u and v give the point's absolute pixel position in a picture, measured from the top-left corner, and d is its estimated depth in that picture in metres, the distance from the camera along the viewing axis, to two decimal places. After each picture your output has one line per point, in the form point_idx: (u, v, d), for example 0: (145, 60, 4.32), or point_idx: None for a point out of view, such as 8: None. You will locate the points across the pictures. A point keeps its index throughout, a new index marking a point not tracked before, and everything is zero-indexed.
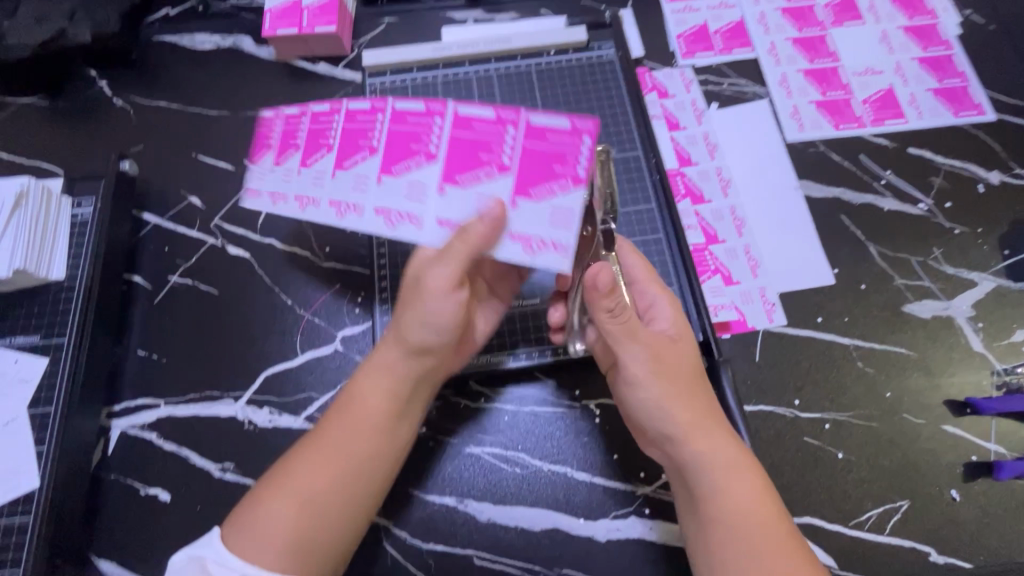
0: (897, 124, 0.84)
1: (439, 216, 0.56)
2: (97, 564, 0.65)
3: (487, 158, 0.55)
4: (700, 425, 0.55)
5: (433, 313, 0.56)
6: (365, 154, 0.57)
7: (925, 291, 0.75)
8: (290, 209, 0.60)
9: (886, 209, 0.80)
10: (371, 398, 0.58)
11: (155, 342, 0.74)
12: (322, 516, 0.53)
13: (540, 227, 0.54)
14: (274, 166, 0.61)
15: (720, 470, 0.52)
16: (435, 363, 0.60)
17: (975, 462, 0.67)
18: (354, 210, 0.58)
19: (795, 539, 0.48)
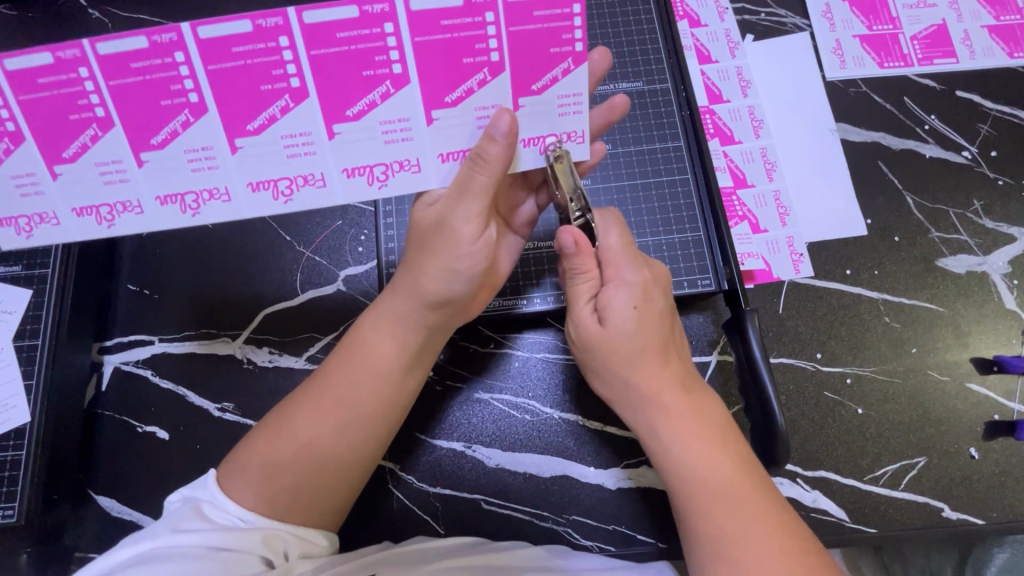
0: (947, 64, 0.78)
1: (438, 148, 0.49)
2: (96, 500, 0.63)
3: (473, 61, 0.45)
4: (637, 402, 0.51)
5: (461, 259, 0.52)
6: (280, 100, 0.45)
7: (961, 245, 0.71)
8: (132, 217, 0.48)
9: (927, 157, 0.74)
10: (387, 347, 0.54)
11: (147, 277, 0.70)
12: (328, 474, 0.51)
13: (548, 124, 0.50)
14: (68, 163, 0.45)
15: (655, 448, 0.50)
16: (455, 313, 0.56)
17: (996, 421, 0.65)
18: (307, 144, 0.47)
19: (752, 497, 0.45)
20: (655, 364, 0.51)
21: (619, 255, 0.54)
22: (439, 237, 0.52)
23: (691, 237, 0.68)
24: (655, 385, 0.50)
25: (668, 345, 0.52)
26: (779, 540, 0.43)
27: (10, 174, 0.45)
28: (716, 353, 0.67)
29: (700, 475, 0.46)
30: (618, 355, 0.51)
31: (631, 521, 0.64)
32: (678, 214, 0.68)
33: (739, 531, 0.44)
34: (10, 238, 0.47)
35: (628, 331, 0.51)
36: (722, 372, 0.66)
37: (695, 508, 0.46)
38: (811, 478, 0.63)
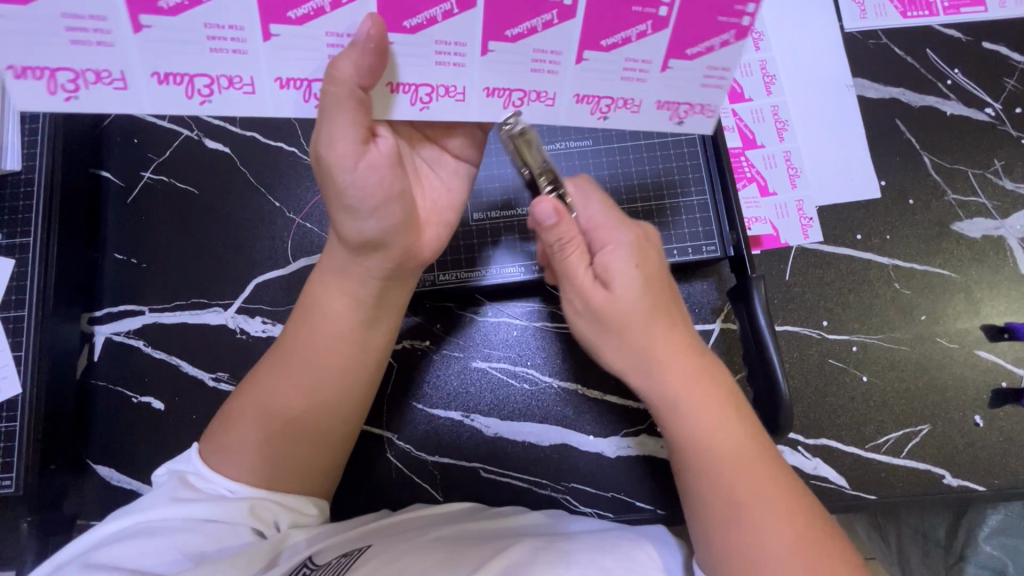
0: (974, 12, 0.72)
1: (578, 90, 0.44)
2: (95, 469, 0.63)
3: (640, 10, 0.40)
4: (650, 369, 0.48)
5: (349, 191, 0.42)
6: (444, 3, 0.38)
7: (978, 208, 0.68)
8: (236, 95, 0.40)
9: (947, 114, 0.70)
10: (336, 302, 0.51)
11: (135, 245, 0.68)
12: (291, 439, 0.50)
13: (689, 90, 0.44)
14: (163, 17, 0.36)
15: (690, 407, 0.46)
16: (396, 258, 0.49)
17: (1004, 388, 0.64)
18: (458, 57, 0.40)
19: (762, 464, 0.45)
20: (666, 327, 0.48)
21: (606, 216, 0.50)
22: (324, 179, 0.43)
23: (696, 201, 0.65)
24: (665, 348, 0.48)
25: (671, 308, 0.50)
26: (790, 506, 0.43)
27: (68, 14, 0.35)
28: (720, 321, 0.65)
29: (717, 441, 0.45)
30: (630, 319, 0.48)
31: (631, 488, 0.64)
32: (682, 177, 0.65)
33: (753, 497, 0.43)
34: (44, 98, 0.37)
35: (634, 294, 0.48)
36: (726, 340, 0.65)
37: (711, 476, 0.44)
38: (812, 446, 0.63)
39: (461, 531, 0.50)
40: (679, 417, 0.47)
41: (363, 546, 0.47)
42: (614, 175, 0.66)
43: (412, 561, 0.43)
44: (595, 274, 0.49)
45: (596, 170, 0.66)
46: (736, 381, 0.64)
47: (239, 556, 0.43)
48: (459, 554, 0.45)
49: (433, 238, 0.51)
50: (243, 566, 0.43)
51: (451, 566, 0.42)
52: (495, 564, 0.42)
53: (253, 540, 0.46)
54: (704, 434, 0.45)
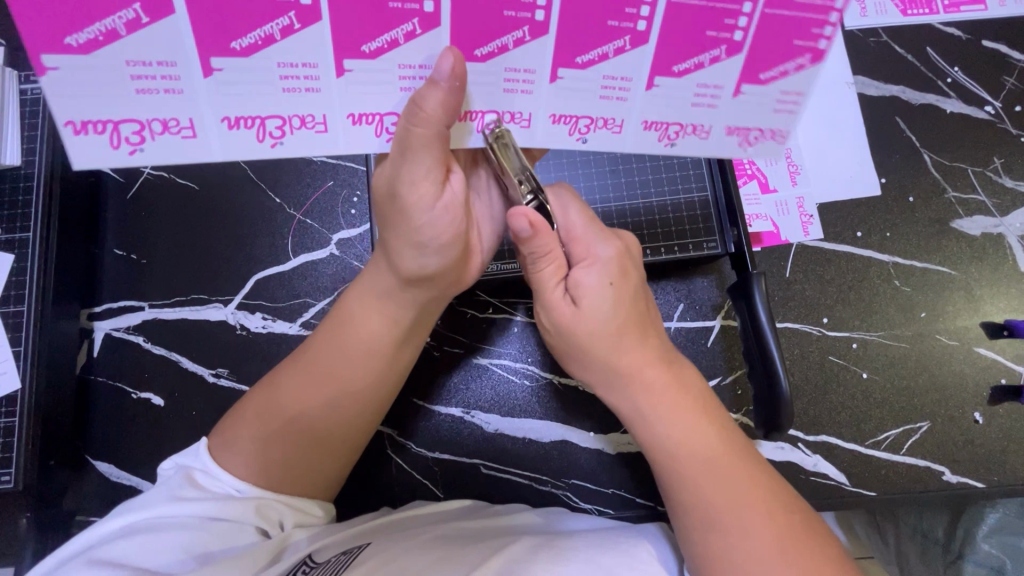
0: (974, 11, 0.72)
1: (648, 117, 0.41)
2: (94, 466, 0.63)
3: (715, 34, 0.37)
4: (624, 382, 0.48)
5: (423, 228, 0.44)
6: (517, 30, 0.36)
7: (978, 206, 0.68)
8: (310, 135, 0.38)
9: (947, 112, 0.70)
10: (375, 322, 0.51)
11: (134, 241, 0.68)
12: (331, 456, 0.52)
13: (761, 115, 0.42)
14: (235, 58, 0.33)
15: (665, 419, 0.46)
16: (442, 288, 0.51)
17: (1003, 385, 0.64)
18: (527, 83, 0.38)
19: (740, 473, 0.44)
20: (639, 341, 0.48)
21: (582, 228, 0.49)
22: (393, 210, 0.44)
23: (697, 197, 0.65)
24: (638, 362, 0.47)
25: (645, 321, 0.49)
26: (770, 512, 0.43)
27: (133, 59, 0.32)
28: (720, 318, 0.66)
29: (694, 452, 0.45)
30: (600, 336, 0.47)
31: (631, 485, 0.63)
32: (684, 173, 0.65)
33: (726, 508, 0.43)
34: (110, 151, 0.35)
35: (606, 310, 0.47)
36: (725, 337, 0.65)
37: (683, 486, 0.45)
38: (813, 443, 0.63)
39: (461, 529, 0.50)
40: (652, 430, 0.47)
41: (363, 544, 0.47)
42: (615, 172, 0.66)
43: (412, 559, 0.43)
44: (569, 289, 0.48)
45: (597, 167, 0.66)
46: (736, 378, 0.64)
47: (243, 555, 0.43)
48: (460, 552, 0.45)
49: (476, 266, 0.52)
50: (247, 565, 0.43)
51: (449, 566, 0.42)
52: (496, 561, 0.42)
53: (256, 540, 0.46)
54: (678, 446, 0.45)
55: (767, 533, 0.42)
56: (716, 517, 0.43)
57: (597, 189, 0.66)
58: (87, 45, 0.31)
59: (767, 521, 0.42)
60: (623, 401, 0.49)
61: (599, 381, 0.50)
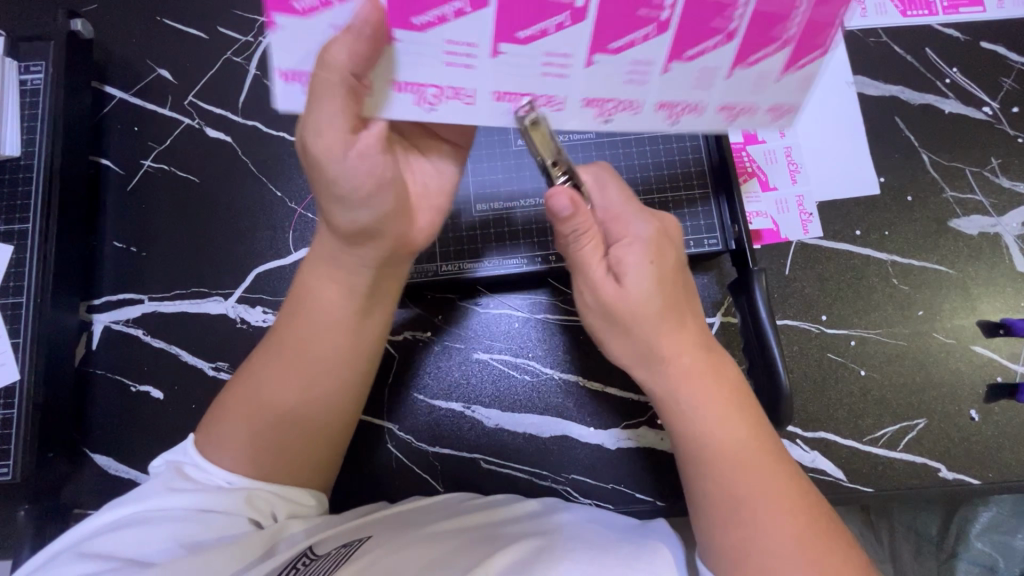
0: (973, 13, 0.73)
1: (727, 103, 0.43)
2: (93, 459, 0.63)
3: (780, 31, 0.38)
4: (657, 363, 0.48)
5: (341, 181, 0.40)
6: (645, 28, 0.37)
7: (975, 206, 0.69)
8: (458, 105, 0.41)
9: (946, 113, 0.71)
10: (327, 289, 0.50)
11: (134, 233, 0.68)
12: (294, 441, 0.50)
13: (793, 93, 0.44)
14: (413, 32, 0.35)
15: (699, 402, 0.47)
16: (389, 245, 0.48)
17: (999, 383, 0.65)
18: (643, 76, 0.40)
19: (767, 459, 0.45)
20: (677, 322, 0.48)
21: (624, 210, 0.50)
22: (311, 168, 0.41)
23: (698, 194, 0.65)
24: (677, 341, 0.48)
25: (684, 304, 0.50)
26: (792, 504, 0.43)
27: (335, 25, 0.35)
28: (720, 314, 0.66)
29: (723, 439, 0.45)
30: (641, 316, 0.47)
31: (630, 480, 0.64)
32: (685, 170, 0.65)
33: (760, 498, 0.43)
34: (299, 96, 0.39)
35: (648, 291, 0.47)
36: (725, 334, 0.66)
37: (718, 471, 0.45)
38: (810, 439, 0.64)
39: (462, 524, 0.50)
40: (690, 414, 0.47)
41: (365, 537, 0.47)
42: (616, 169, 0.66)
43: (414, 553, 0.43)
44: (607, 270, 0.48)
45: (598, 163, 0.66)
46: None
47: (235, 544, 0.43)
48: (462, 548, 0.45)
49: (426, 225, 0.50)
50: (239, 555, 0.42)
51: (444, 562, 0.42)
52: (499, 558, 0.42)
53: (248, 529, 0.46)
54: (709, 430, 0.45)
55: (789, 527, 0.42)
56: (744, 506, 0.43)
57: None
58: (301, 9, 0.34)
59: (790, 518, 0.42)
60: (656, 381, 0.49)
61: (633, 361, 0.50)
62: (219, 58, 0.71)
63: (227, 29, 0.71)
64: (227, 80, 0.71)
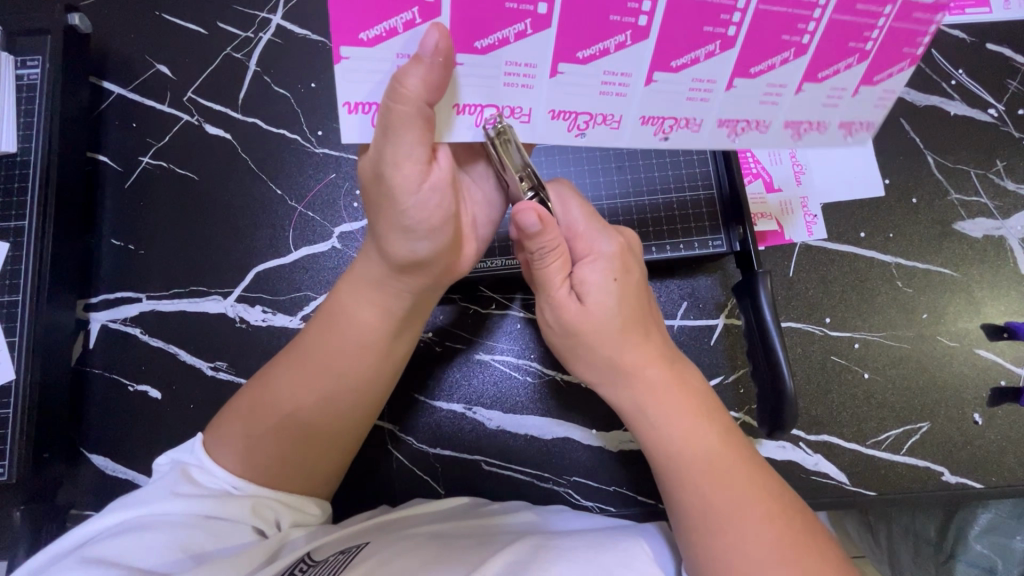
0: (979, 14, 0.73)
1: (793, 118, 0.44)
2: (90, 459, 0.62)
3: (853, 45, 0.40)
4: (623, 379, 0.48)
5: (409, 212, 0.42)
6: (710, 44, 0.39)
7: (980, 208, 0.68)
8: (516, 124, 0.41)
9: (951, 115, 0.71)
10: (364, 309, 0.50)
11: (133, 231, 0.67)
12: (327, 452, 0.51)
13: (864, 110, 0.44)
14: (477, 56, 0.37)
15: (668, 417, 0.46)
16: (435, 275, 0.49)
17: (1003, 386, 0.64)
18: (707, 92, 0.41)
19: (741, 469, 0.44)
20: (637, 337, 0.48)
21: (586, 226, 0.50)
22: (378, 190, 0.42)
23: (703, 194, 0.64)
24: (636, 358, 0.48)
25: (646, 319, 0.50)
26: (768, 511, 0.42)
27: (401, 53, 0.36)
28: (724, 317, 0.65)
29: (693, 452, 0.45)
30: (604, 333, 0.48)
31: (632, 482, 0.63)
32: (690, 171, 0.65)
33: (735, 510, 0.42)
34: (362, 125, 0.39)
35: (610, 306, 0.48)
36: (729, 336, 0.65)
37: (688, 487, 0.44)
38: (813, 442, 0.63)
39: (456, 528, 0.49)
40: (652, 432, 0.47)
41: (362, 543, 0.46)
42: (620, 169, 0.65)
43: (411, 559, 0.43)
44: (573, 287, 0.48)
45: (602, 163, 0.66)
46: (738, 377, 0.64)
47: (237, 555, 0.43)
48: (457, 552, 0.44)
49: (471, 253, 0.51)
50: (241, 565, 0.42)
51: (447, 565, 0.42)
52: (495, 560, 0.42)
53: (253, 539, 0.45)
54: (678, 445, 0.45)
55: (766, 536, 0.41)
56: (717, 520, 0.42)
57: (603, 185, 0.65)
58: (367, 40, 0.35)
59: (767, 527, 0.41)
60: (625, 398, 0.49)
61: (599, 379, 0.50)
62: (218, 54, 0.70)
63: (227, 24, 0.70)
64: (226, 77, 0.70)
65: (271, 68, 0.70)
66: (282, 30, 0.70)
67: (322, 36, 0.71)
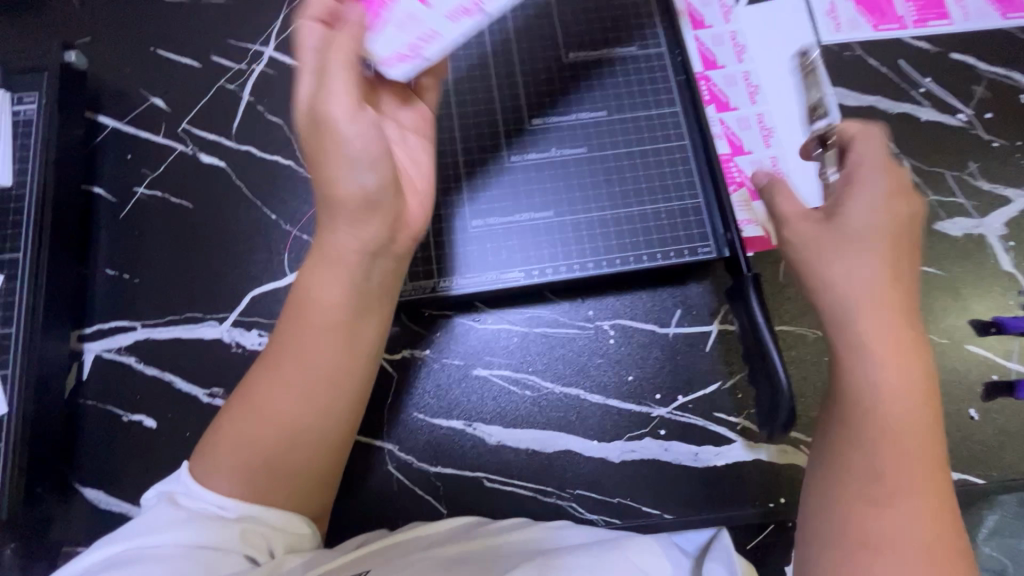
0: (940, 26, 0.76)
1: None
2: (82, 493, 0.61)
3: None
4: (864, 342, 0.44)
5: (349, 143, 0.47)
6: None
7: (958, 208, 0.70)
8: None
9: (922, 120, 0.73)
10: (331, 284, 0.52)
11: (127, 260, 0.67)
12: (309, 440, 0.51)
13: None
14: None
15: (908, 389, 0.42)
16: (391, 223, 0.52)
17: (995, 381, 0.65)
18: None
19: (926, 452, 0.42)
20: (908, 312, 0.44)
21: (882, 162, 0.49)
22: (317, 135, 0.48)
23: (689, 203, 0.66)
24: (884, 325, 0.44)
25: (899, 270, 0.46)
26: (938, 500, 0.41)
27: None
28: (717, 323, 0.66)
29: (904, 431, 0.42)
30: (878, 294, 0.44)
31: (636, 494, 0.63)
32: (676, 181, 0.67)
33: (909, 497, 0.40)
34: None
35: (889, 266, 0.45)
36: (724, 342, 0.66)
37: (875, 468, 0.41)
38: None
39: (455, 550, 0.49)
40: (903, 405, 0.42)
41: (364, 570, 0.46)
42: (608, 182, 0.67)
43: None
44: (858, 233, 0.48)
45: (591, 177, 0.67)
46: (736, 382, 0.65)
47: None
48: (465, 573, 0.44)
49: (416, 206, 0.56)
50: None
51: None
52: None
53: (247, 565, 0.44)
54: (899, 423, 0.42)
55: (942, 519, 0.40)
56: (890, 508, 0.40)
57: (592, 198, 0.67)
58: None
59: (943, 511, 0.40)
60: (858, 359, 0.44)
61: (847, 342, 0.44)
62: (213, 85, 0.72)
63: (221, 57, 0.73)
64: (220, 106, 0.71)
65: (265, 97, 0.72)
66: (276, 61, 0.72)
67: None
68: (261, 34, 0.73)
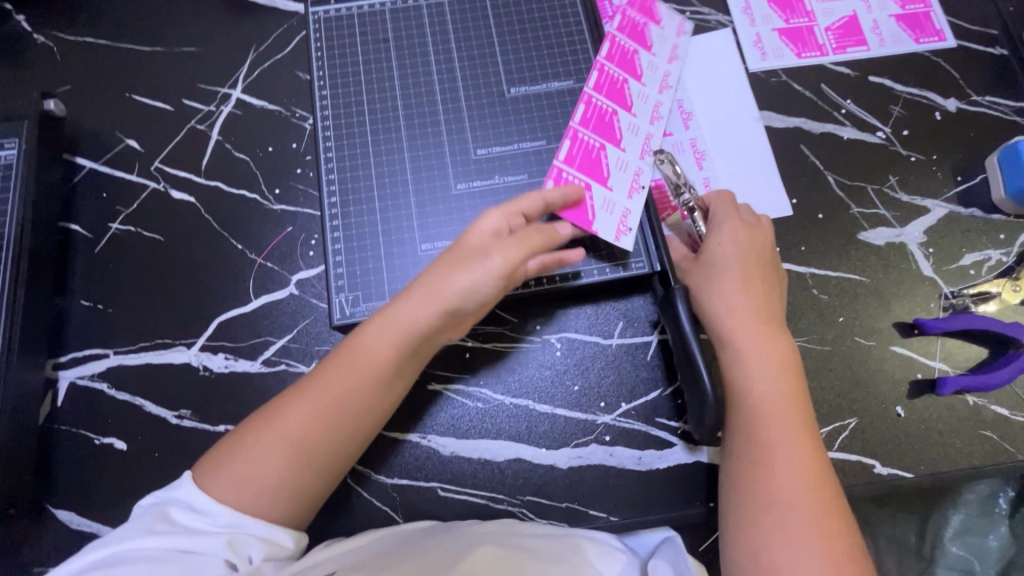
0: (858, 52, 0.83)
1: None
2: (55, 514, 0.64)
3: None
4: (750, 377, 0.59)
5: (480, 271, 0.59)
6: None
7: (879, 219, 0.76)
8: None
9: (845, 139, 0.79)
10: (378, 337, 0.58)
11: (102, 291, 0.71)
12: (315, 474, 0.55)
13: None
14: None
15: (788, 417, 0.56)
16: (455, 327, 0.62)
17: (920, 379, 0.69)
18: None
19: (815, 473, 0.54)
20: (781, 348, 0.59)
21: (730, 222, 0.65)
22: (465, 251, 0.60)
23: None
24: (768, 362, 0.59)
25: (775, 322, 0.62)
26: (824, 508, 0.52)
27: None
28: (657, 333, 0.70)
29: (789, 450, 0.54)
30: (755, 338, 0.60)
31: (583, 498, 0.66)
32: None
33: (797, 504, 0.52)
34: None
35: (762, 314, 0.61)
36: (664, 350, 0.70)
37: (769, 480, 0.54)
38: None
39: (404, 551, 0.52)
40: (784, 429, 0.56)
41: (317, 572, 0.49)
42: None
43: None
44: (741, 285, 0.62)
45: None
46: (675, 388, 0.69)
47: None
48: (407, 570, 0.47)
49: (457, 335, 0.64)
50: None
51: None
52: None
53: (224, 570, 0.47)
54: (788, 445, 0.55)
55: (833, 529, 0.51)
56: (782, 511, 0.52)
57: None
58: None
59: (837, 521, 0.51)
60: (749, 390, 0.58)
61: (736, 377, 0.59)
62: (184, 126, 0.77)
63: (192, 100, 0.78)
64: (191, 146, 0.77)
65: (233, 135, 0.77)
66: (243, 102, 0.78)
67: (279, 105, 0.78)
68: (229, 78, 0.79)
